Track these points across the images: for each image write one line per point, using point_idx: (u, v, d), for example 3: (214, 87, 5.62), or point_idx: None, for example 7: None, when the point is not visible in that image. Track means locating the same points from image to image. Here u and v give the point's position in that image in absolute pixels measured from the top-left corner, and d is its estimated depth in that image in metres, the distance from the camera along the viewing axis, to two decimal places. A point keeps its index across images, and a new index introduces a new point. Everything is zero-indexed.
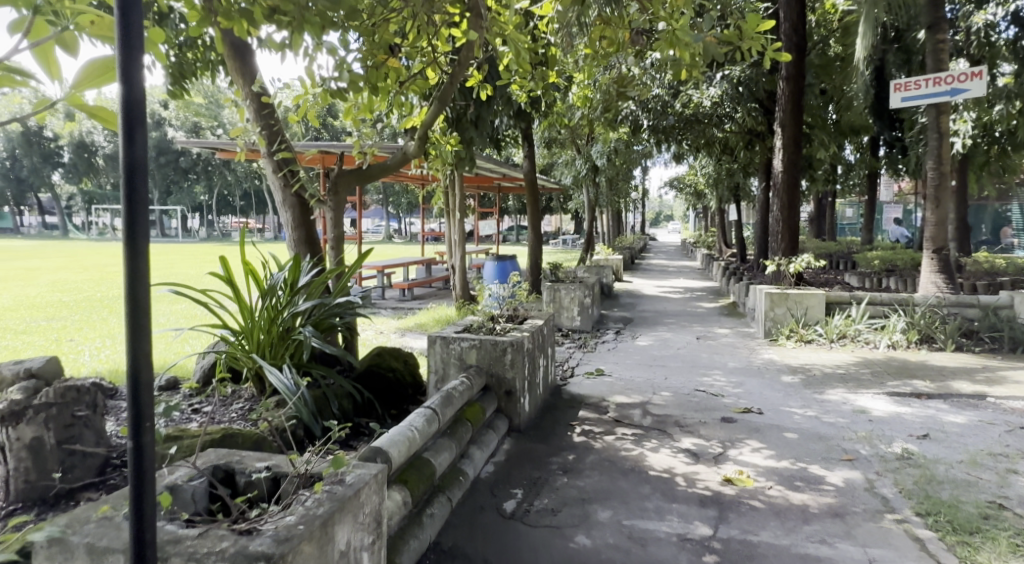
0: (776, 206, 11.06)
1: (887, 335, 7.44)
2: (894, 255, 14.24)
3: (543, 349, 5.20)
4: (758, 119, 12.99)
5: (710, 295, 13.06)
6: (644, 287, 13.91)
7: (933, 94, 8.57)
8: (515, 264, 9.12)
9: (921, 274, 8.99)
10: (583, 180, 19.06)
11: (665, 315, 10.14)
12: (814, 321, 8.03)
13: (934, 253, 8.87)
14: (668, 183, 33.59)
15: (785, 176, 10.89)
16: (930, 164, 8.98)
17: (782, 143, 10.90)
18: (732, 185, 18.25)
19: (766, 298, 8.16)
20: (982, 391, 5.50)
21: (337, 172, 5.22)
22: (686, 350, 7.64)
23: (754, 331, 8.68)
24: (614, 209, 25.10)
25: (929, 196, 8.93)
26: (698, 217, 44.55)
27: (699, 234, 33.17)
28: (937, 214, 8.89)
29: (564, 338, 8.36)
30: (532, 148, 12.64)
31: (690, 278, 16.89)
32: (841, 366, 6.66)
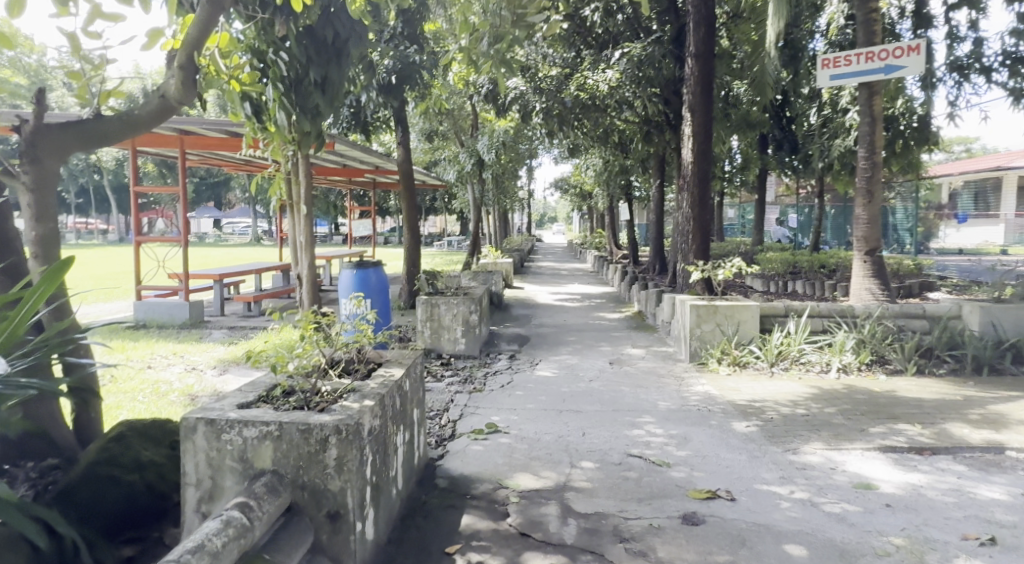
0: (685, 203, 9.63)
1: (840, 356, 6.16)
2: (794, 256, 13.35)
3: (403, 418, 3.23)
4: (659, 107, 11.63)
5: (611, 302, 11.54)
6: (536, 295, 12.20)
7: (865, 72, 7.51)
8: (379, 271, 6.86)
9: (852, 278, 7.98)
10: (465, 176, 17.15)
11: (564, 332, 8.44)
12: (748, 341, 6.62)
13: (866, 256, 7.86)
14: (553, 183, 32.43)
15: (695, 169, 9.49)
16: (860, 153, 7.94)
17: (690, 129, 9.47)
18: (624, 184, 17.04)
19: (691, 313, 6.68)
20: (997, 442, 4.20)
21: (33, 125, 2.96)
22: (600, 382, 5.95)
23: (675, 352, 7.16)
24: (500, 209, 23.39)
25: (860, 189, 7.91)
26: (582, 218, 43.85)
27: (584, 236, 32.22)
28: (868, 211, 7.87)
29: (444, 369, 6.42)
30: (406, 132, 10.60)
31: (583, 281, 15.46)
32: (798, 404, 5.22)
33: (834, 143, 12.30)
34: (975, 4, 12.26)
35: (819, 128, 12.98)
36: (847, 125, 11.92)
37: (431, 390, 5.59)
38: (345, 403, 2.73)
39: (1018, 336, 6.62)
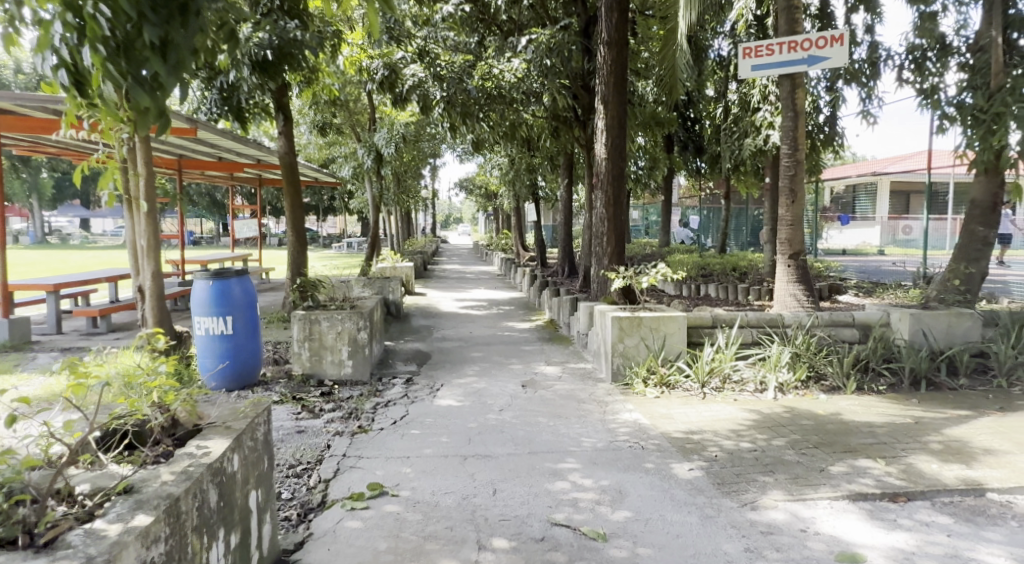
0: (599, 202, 8.84)
1: (776, 374, 5.58)
2: (703, 258, 12.86)
3: (230, 518, 2.14)
4: (568, 102, 10.82)
5: (520, 309, 10.65)
6: (439, 302, 11.13)
7: (788, 63, 7.01)
8: (244, 285, 5.46)
9: (776, 284, 7.51)
10: (360, 173, 15.69)
11: (470, 346, 7.46)
12: (677, 357, 5.92)
13: (790, 259, 7.41)
14: (458, 181, 31.34)
15: (609, 166, 8.71)
16: (783, 150, 7.44)
17: (605, 123, 8.69)
18: (531, 183, 16.21)
19: (613, 326, 5.90)
20: (974, 482, 3.65)
21: None
22: (513, 412, 5.03)
23: (594, 370, 6.37)
24: (401, 208, 22.01)
25: (783, 189, 7.40)
26: (486, 218, 42.93)
27: (490, 237, 31.26)
28: (791, 213, 7.37)
29: (324, 399, 5.26)
30: (286, 120, 9.22)
31: (490, 286, 14.50)
32: (742, 434, 4.51)
33: (744, 142, 11.58)
34: (872, 7, 12.31)
35: (728, 126, 12.59)
36: (758, 124, 11.25)
37: (303, 433, 4.44)
38: (97, 523, 1.64)
39: (947, 344, 6.32)
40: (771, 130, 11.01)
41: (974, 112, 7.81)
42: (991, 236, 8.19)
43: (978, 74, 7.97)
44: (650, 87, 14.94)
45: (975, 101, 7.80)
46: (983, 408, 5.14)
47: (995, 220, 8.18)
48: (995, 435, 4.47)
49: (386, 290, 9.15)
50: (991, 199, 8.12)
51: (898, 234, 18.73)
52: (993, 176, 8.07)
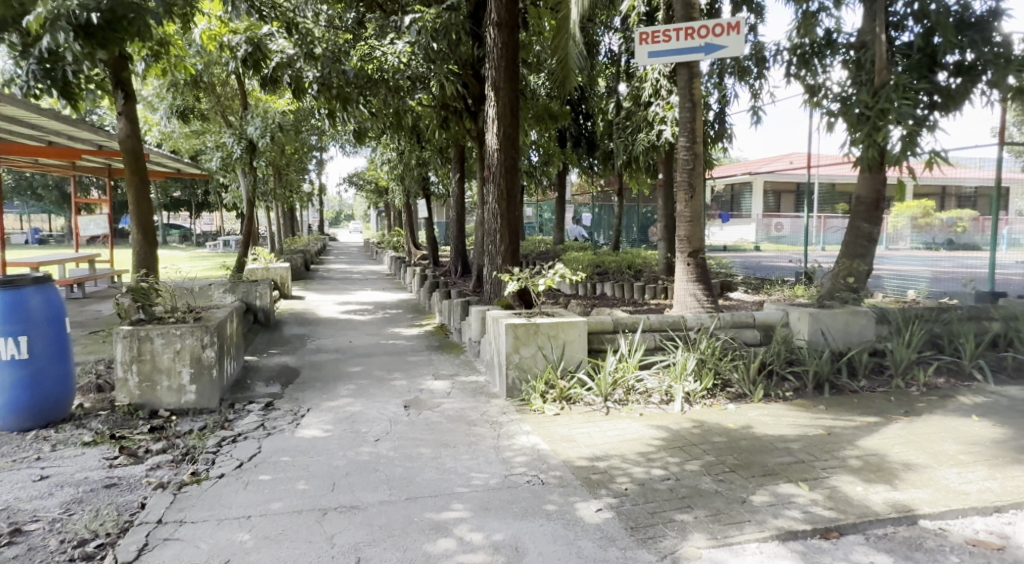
0: (491, 197, 8.17)
1: (682, 384, 5.17)
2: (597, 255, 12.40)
3: None
4: (457, 90, 10.05)
5: (409, 312, 9.80)
6: (318, 306, 10.05)
7: (684, 51, 6.64)
8: (49, 299, 4.40)
9: (675, 284, 7.15)
10: (228, 166, 14.11)
11: (347, 359, 6.56)
12: (577, 367, 5.38)
13: (689, 257, 7.07)
14: (347, 176, 29.70)
15: (501, 157, 8.04)
16: (681, 142, 7.09)
17: (496, 110, 8.01)
18: (421, 178, 15.28)
19: (507, 335, 5.26)
20: (905, 508, 3.30)
21: None
22: (392, 442, 4.26)
23: (487, 384, 5.71)
24: (282, 204, 20.38)
25: (681, 183, 7.05)
26: (378, 215, 41.29)
27: (381, 235, 29.90)
28: (690, 209, 7.04)
29: (154, 436, 4.26)
30: (125, 98, 7.86)
31: (377, 286, 13.47)
32: (652, 459, 3.99)
33: (637, 138, 11.24)
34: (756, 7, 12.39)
35: (621, 121, 12.25)
36: (651, 119, 10.90)
37: (114, 486, 3.47)
38: None
39: (845, 344, 6.18)
40: (663, 125, 10.70)
41: (860, 108, 7.80)
42: (875, 233, 8.25)
43: (863, 70, 7.98)
44: (542, 80, 14.38)
45: (861, 98, 7.79)
46: (889, 413, 4.93)
47: (879, 217, 8.24)
48: (909, 446, 4.21)
49: (253, 294, 8.01)
50: (875, 195, 8.17)
51: (772, 230, 18.54)
52: (877, 173, 8.12)
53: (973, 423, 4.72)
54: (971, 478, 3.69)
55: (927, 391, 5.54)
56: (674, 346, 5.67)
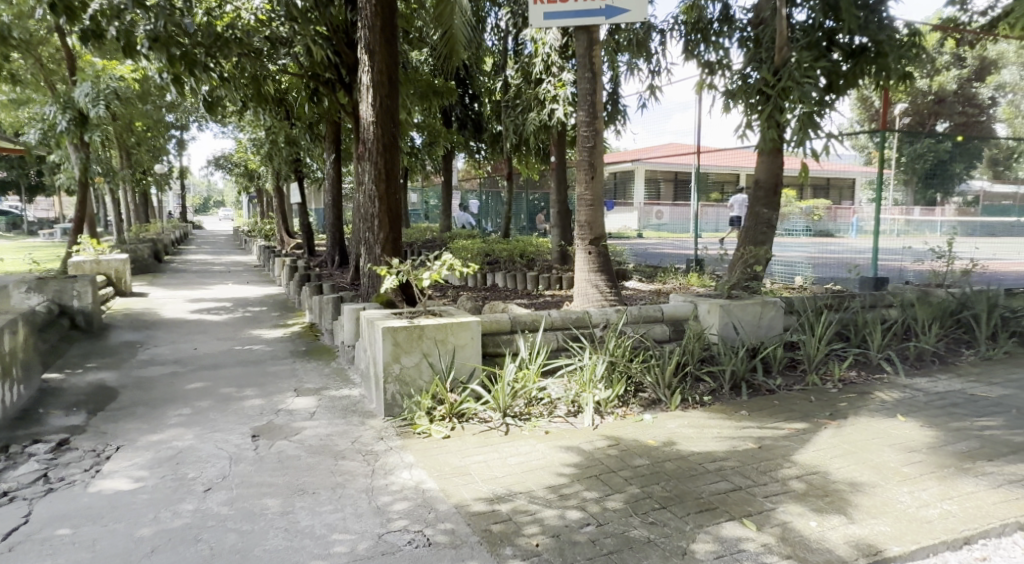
0: (367, 177, 7.06)
1: (592, 393, 4.48)
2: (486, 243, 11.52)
3: None
4: (327, 57, 8.78)
5: (273, 310, 8.51)
6: (162, 305, 8.52)
7: (582, 14, 5.90)
8: None
9: (575, 274, 6.47)
10: (53, 140, 11.96)
11: (186, 372, 5.31)
12: (471, 376, 4.55)
13: (590, 245, 6.37)
14: (213, 158, 27.02)
15: (378, 131, 6.95)
16: (581, 117, 6.35)
17: (371, 76, 6.90)
18: (292, 158, 13.74)
19: (384, 342, 4.31)
20: (872, 549, 2.74)
21: None
22: (231, 490, 3.21)
23: (362, 398, 4.74)
24: (131, 186, 17.95)
25: (581, 163, 6.33)
26: (249, 202, 38.25)
27: (252, 222, 27.50)
28: (591, 191, 6.37)
29: None
30: None
31: (240, 279, 11.90)
32: (567, 496, 3.23)
33: (527, 117, 10.45)
34: None
35: (511, 99, 11.40)
36: (542, 97, 10.13)
37: None
38: None
39: (756, 338, 5.75)
40: (555, 104, 9.97)
41: (761, 87, 7.44)
42: (774, 218, 7.97)
43: (763, 48, 7.61)
44: (425, 56, 13.27)
45: (762, 78, 7.40)
46: (815, 416, 4.47)
47: (777, 202, 7.97)
48: (848, 460, 3.72)
49: (68, 294, 6.51)
50: (773, 179, 7.86)
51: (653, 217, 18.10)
52: (775, 156, 7.81)
53: (901, 425, 4.35)
54: (926, 499, 3.23)
55: (844, 388, 5.17)
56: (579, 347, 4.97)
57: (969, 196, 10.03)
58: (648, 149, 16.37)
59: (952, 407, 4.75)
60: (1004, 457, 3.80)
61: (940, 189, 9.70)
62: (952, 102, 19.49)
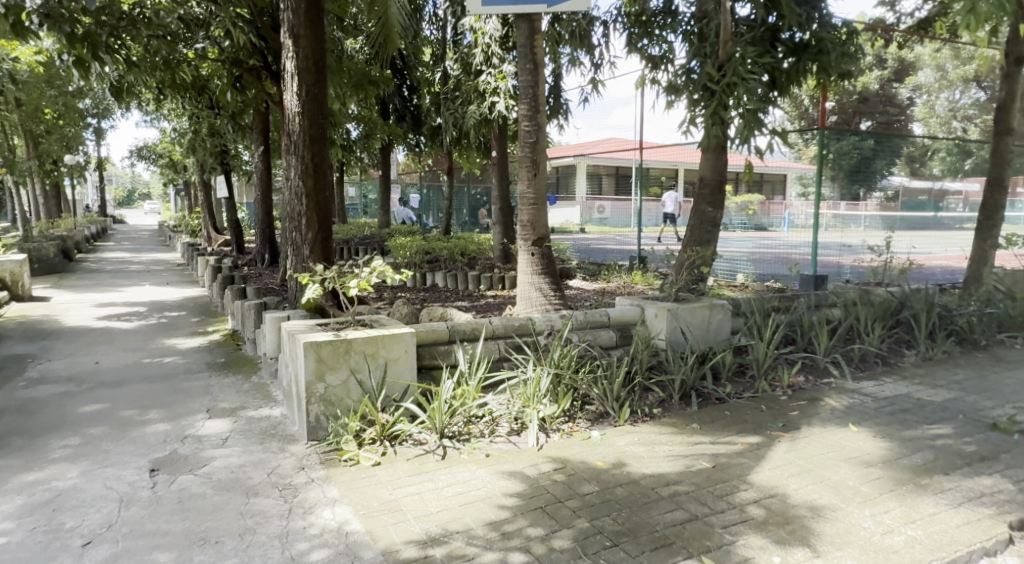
0: (292, 172, 6.53)
1: (536, 409, 4.16)
2: (426, 241, 11.06)
3: None
4: (249, 41, 8.13)
5: (192, 314, 7.86)
6: (66, 311, 7.75)
7: (521, 0, 5.53)
8: None
9: (518, 276, 6.13)
10: None
11: (82, 391, 4.72)
12: (404, 393, 4.16)
13: (533, 246, 6.04)
14: (135, 149, 25.50)
15: (304, 123, 6.42)
16: (522, 111, 6.00)
17: (295, 62, 6.35)
18: (217, 149, 12.92)
19: (306, 359, 3.87)
20: None
21: None
22: (116, 544, 2.74)
23: (284, 419, 4.28)
24: (40, 178, 16.62)
25: (523, 160, 5.98)
26: (176, 195, 36.40)
27: (179, 217, 26.08)
28: (533, 189, 6.03)
29: None
30: None
31: (159, 280, 11.08)
32: (509, 536, 2.89)
33: (467, 110, 10.04)
34: None
35: (450, 91, 10.96)
36: (482, 90, 9.75)
37: None
38: None
39: (704, 343, 5.56)
40: (496, 96, 9.60)
41: (705, 82, 7.27)
42: (718, 217, 7.83)
43: (707, 42, 7.42)
44: (360, 45, 12.67)
45: (705, 73, 7.23)
46: (767, 428, 4.28)
47: (722, 200, 7.83)
48: (805, 479, 3.51)
49: None
50: (717, 177, 7.72)
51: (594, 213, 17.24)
52: (720, 154, 7.66)
53: (854, 436, 4.20)
54: (889, 524, 3.04)
55: (794, 395, 5.02)
56: (521, 358, 4.64)
57: (888, 191, 9.78)
58: (586, 144, 16.07)
59: (902, 413, 4.65)
60: (960, 471, 3.68)
61: (862, 183, 9.42)
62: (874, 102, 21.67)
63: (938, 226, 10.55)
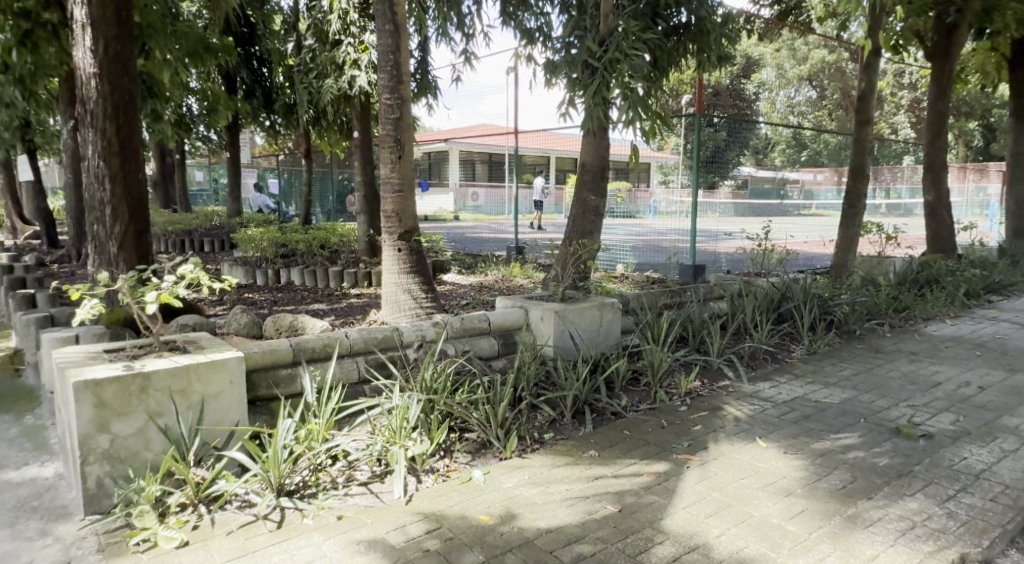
0: (91, 150, 5.17)
1: (404, 446, 3.35)
2: (279, 231, 9.77)
3: None
4: None
5: None
6: None
7: None
8: None
9: (382, 277, 5.20)
10: None
11: None
12: (231, 437, 3.18)
13: (400, 242, 5.15)
14: None
15: (104, 88, 5.09)
16: (383, 80, 5.06)
17: (88, 10, 4.99)
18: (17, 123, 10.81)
19: (78, 407, 2.77)
20: None
21: None
22: None
23: (58, 482, 3.17)
24: None
25: (385, 139, 5.06)
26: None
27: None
28: (398, 174, 5.13)
29: None
30: None
31: None
32: None
33: (323, 85, 8.87)
34: None
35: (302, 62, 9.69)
36: (340, 62, 8.63)
37: None
38: None
39: (593, 348, 4.98)
40: (357, 69, 8.51)
41: (586, 59, 6.70)
42: (602, 206, 7.30)
43: (588, 14, 6.84)
44: (197, 7, 11.01)
45: (586, 48, 6.63)
46: (672, 452, 3.74)
47: (604, 188, 7.31)
48: (726, 521, 2.98)
49: None
50: (600, 163, 7.18)
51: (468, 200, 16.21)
52: (601, 138, 7.14)
53: (765, 454, 3.75)
54: None
55: (693, 404, 4.54)
56: (385, 380, 3.79)
57: (738, 180, 9.44)
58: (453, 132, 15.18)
59: (806, 421, 4.30)
60: (882, 494, 3.31)
61: (717, 174, 8.95)
62: (725, 99, 22.34)
63: (780, 212, 10.37)
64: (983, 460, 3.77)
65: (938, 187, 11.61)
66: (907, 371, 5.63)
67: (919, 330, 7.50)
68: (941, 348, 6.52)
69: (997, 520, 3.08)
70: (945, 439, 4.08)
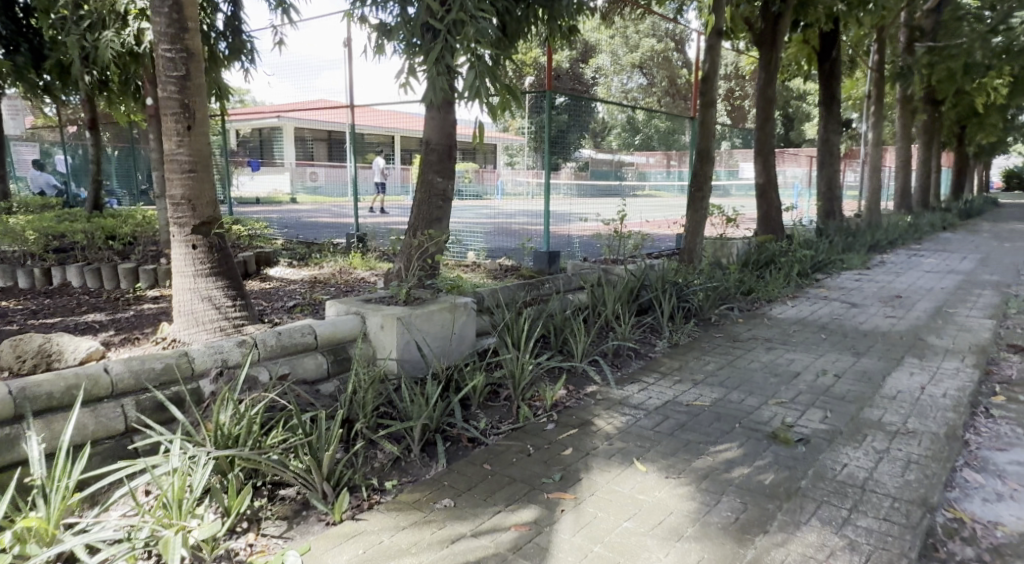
0: None
1: (182, 530, 2.41)
2: (53, 219, 7.96)
3: None
4: None
5: None
6: None
7: None
8: None
9: (174, 283, 4.08)
10: None
11: None
12: None
13: (195, 237, 4.04)
14: None
15: None
16: (158, 24, 3.87)
17: None
18: None
19: None
20: None
21: None
22: None
23: None
24: None
25: (166, 103, 3.89)
26: None
27: None
28: (189, 149, 4.00)
29: None
30: None
31: None
32: None
33: (101, 38, 7.22)
34: None
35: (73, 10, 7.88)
36: (122, 10, 7.05)
37: None
38: None
39: (444, 358, 4.25)
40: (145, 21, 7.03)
41: (426, 20, 5.86)
42: (449, 188, 6.52)
43: None
44: None
45: (425, 7, 5.80)
46: (543, 491, 3.11)
47: (451, 169, 6.53)
48: None
49: None
50: (445, 140, 6.39)
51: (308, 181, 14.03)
52: (446, 111, 6.34)
53: (646, 482, 3.24)
54: None
55: (561, 420, 3.95)
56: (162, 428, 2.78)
57: (580, 162, 8.92)
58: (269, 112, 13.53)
59: (682, 432, 3.86)
60: (777, 525, 2.90)
61: (560, 154, 8.46)
62: (565, 80, 22.31)
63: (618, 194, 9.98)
64: (863, 466, 3.52)
65: (768, 170, 12.13)
66: (767, 361, 5.46)
67: (766, 313, 7.55)
68: (791, 333, 6.53)
69: (899, 547, 2.77)
70: (821, 442, 3.81)
